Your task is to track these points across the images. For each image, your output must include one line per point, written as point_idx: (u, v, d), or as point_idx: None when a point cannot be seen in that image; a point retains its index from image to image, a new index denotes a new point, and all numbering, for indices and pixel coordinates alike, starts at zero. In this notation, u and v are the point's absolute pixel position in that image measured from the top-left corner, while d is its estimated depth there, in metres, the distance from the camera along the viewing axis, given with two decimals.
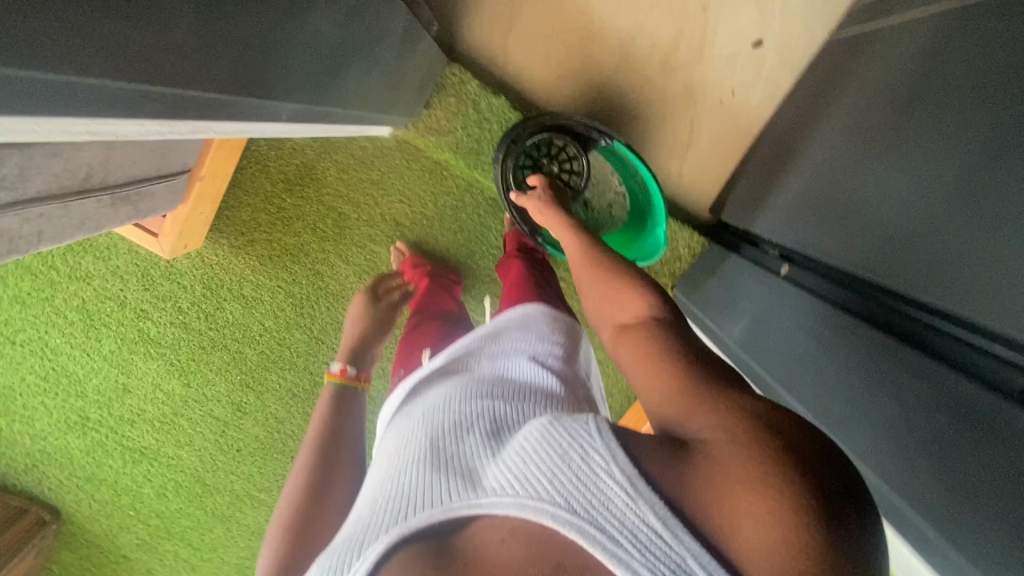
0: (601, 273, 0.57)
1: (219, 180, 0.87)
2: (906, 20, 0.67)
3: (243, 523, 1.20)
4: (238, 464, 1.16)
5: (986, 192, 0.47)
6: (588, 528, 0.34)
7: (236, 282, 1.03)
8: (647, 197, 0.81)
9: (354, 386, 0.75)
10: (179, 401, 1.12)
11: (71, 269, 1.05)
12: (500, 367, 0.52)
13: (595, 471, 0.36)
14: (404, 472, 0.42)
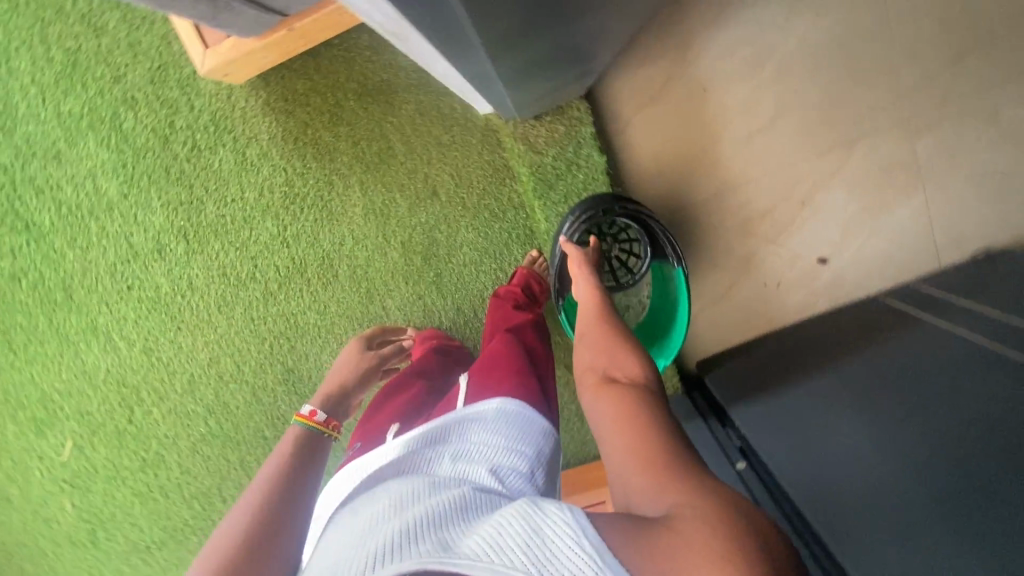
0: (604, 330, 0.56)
1: (303, 41, 0.79)
2: (941, 325, 0.71)
3: (86, 355, 1.08)
4: (118, 300, 1.04)
5: (943, 528, 0.49)
6: None
7: (244, 138, 0.93)
8: (666, 326, 0.81)
9: (322, 432, 0.68)
10: (103, 205, 0.99)
11: (88, 13, 0.92)
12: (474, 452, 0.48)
13: (563, 545, 0.33)
14: (360, 546, 0.36)
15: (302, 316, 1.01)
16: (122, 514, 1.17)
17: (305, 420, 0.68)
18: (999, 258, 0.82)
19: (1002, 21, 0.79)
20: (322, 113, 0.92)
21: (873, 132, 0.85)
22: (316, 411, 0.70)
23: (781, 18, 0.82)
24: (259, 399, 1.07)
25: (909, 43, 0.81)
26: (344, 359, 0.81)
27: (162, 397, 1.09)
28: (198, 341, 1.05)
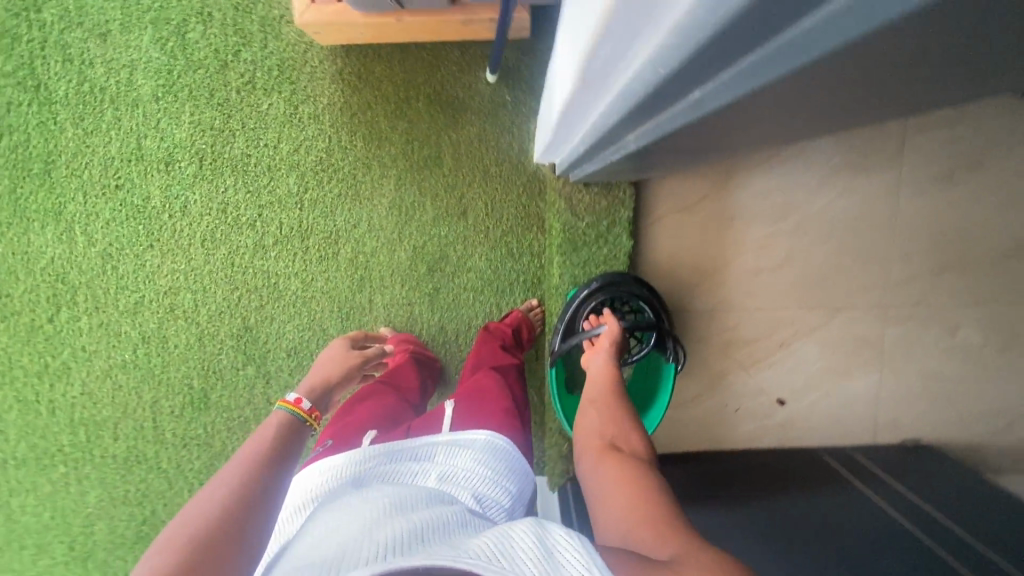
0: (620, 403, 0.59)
1: (401, 32, 0.83)
2: (868, 493, 0.78)
3: (35, 236, 0.99)
4: (98, 194, 0.98)
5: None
6: None
7: (302, 94, 0.93)
8: (644, 409, 0.83)
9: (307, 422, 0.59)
10: (128, 98, 0.94)
11: None
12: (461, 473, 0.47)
13: (558, 564, 0.32)
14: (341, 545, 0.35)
15: (285, 279, 0.98)
16: None
17: (291, 405, 0.59)
18: (919, 453, 0.93)
19: (983, 255, 0.91)
20: (387, 100, 0.93)
21: (855, 308, 0.95)
22: (301, 400, 0.61)
23: (817, 183, 0.92)
24: (203, 346, 1.01)
25: (907, 247, 0.93)
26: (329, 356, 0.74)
27: (98, 307, 1.01)
28: (164, 266, 0.99)
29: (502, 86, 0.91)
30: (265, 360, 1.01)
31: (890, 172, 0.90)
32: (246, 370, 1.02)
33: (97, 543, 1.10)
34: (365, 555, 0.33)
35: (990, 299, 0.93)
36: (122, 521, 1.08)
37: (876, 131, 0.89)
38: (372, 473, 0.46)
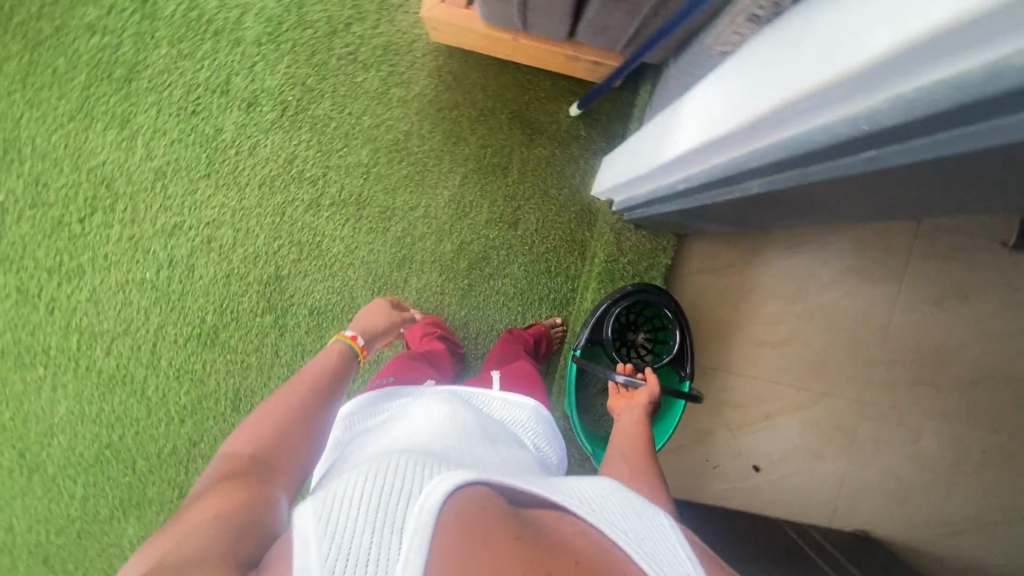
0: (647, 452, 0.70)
1: (511, 49, 0.91)
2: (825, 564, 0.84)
3: (93, 135, 1.00)
4: (172, 114, 0.99)
5: None
6: (620, 523, 0.45)
7: (397, 77, 0.99)
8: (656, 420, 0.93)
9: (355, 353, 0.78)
10: (231, 35, 0.98)
11: None
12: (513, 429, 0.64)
13: (612, 494, 0.49)
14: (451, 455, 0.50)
15: (330, 240, 1.01)
16: None
17: (351, 340, 0.79)
18: (868, 543, 1.01)
19: (953, 377, 1.03)
20: (473, 106, 1.00)
21: (837, 398, 1.05)
22: (357, 336, 0.81)
23: (829, 279, 1.02)
24: (228, 284, 1.02)
25: (891, 354, 1.04)
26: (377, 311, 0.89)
27: (134, 220, 1.01)
28: (214, 198, 1.00)
29: (581, 122, 0.99)
30: (286, 313, 1.02)
31: (891, 285, 1.02)
32: (262, 318, 1.02)
33: (49, 457, 1.05)
34: (467, 461, 0.49)
35: (953, 419, 1.04)
36: (83, 440, 1.04)
37: (886, 249, 1.01)
38: (451, 403, 0.64)
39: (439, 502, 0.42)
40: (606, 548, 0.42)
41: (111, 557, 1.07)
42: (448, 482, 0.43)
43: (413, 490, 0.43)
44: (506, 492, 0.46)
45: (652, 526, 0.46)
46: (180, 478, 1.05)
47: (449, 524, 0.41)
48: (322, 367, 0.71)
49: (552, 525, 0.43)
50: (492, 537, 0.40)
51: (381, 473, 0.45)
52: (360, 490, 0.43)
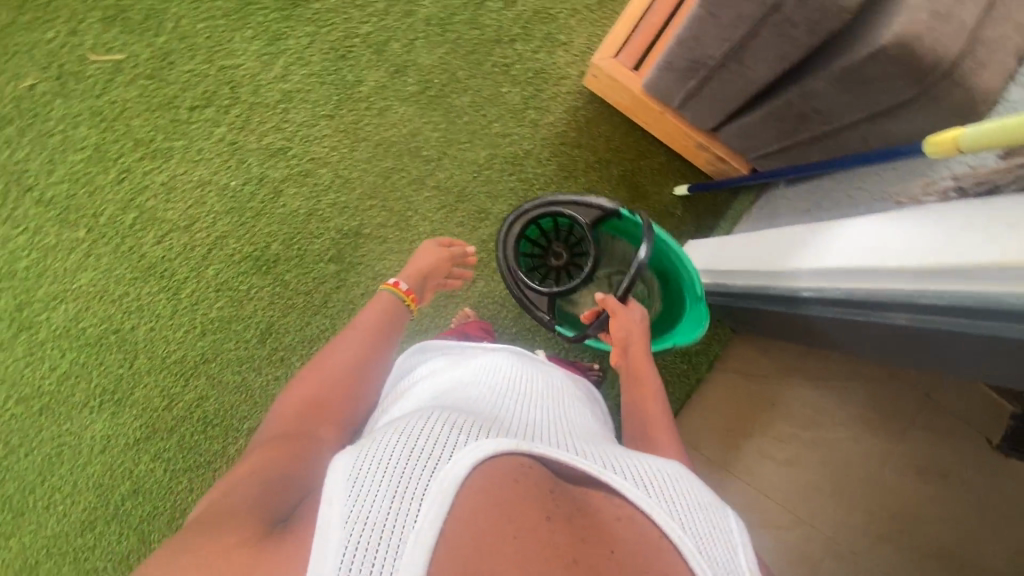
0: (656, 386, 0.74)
1: (651, 120, 1.00)
2: None
3: (238, 39, 1.01)
4: (322, 50, 1.02)
5: None
6: (668, 511, 0.46)
7: (536, 102, 1.06)
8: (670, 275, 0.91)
9: (404, 305, 0.79)
10: (405, 6, 1.03)
11: None
12: (565, 400, 0.66)
13: (667, 474, 0.50)
14: (498, 420, 0.52)
15: (419, 219, 1.03)
16: (61, 144, 0.98)
17: (393, 287, 0.79)
18: None
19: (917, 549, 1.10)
20: (595, 152, 1.07)
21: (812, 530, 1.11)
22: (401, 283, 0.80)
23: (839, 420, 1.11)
24: (306, 221, 1.02)
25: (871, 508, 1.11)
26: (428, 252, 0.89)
27: (243, 129, 1.01)
28: (327, 139, 1.02)
29: (680, 202, 1.07)
30: (350, 269, 1.02)
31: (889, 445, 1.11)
32: (326, 265, 1.02)
33: (48, 321, 0.98)
34: (514, 429, 0.51)
35: None
36: (93, 317, 0.99)
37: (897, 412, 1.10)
38: (500, 372, 0.66)
39: (475, 470, 0.42)
40: (652, 540, 0.44)
41: (63, 445, 0.99)
42: (486, 450, 0.44)
43: (449, 452, 0.43)
44: (550, 466, 0.47)
45: (708, 513, 0.48)
46: (175, 390, 1.00)
47: (485, 493, 0.42)
48: (370, 323, 0.73)
49: (597, 506, 0.45)
50: (529, 513, 0.42)
51: (419, 429, 0.45)
52: (397, 444, 0.43)
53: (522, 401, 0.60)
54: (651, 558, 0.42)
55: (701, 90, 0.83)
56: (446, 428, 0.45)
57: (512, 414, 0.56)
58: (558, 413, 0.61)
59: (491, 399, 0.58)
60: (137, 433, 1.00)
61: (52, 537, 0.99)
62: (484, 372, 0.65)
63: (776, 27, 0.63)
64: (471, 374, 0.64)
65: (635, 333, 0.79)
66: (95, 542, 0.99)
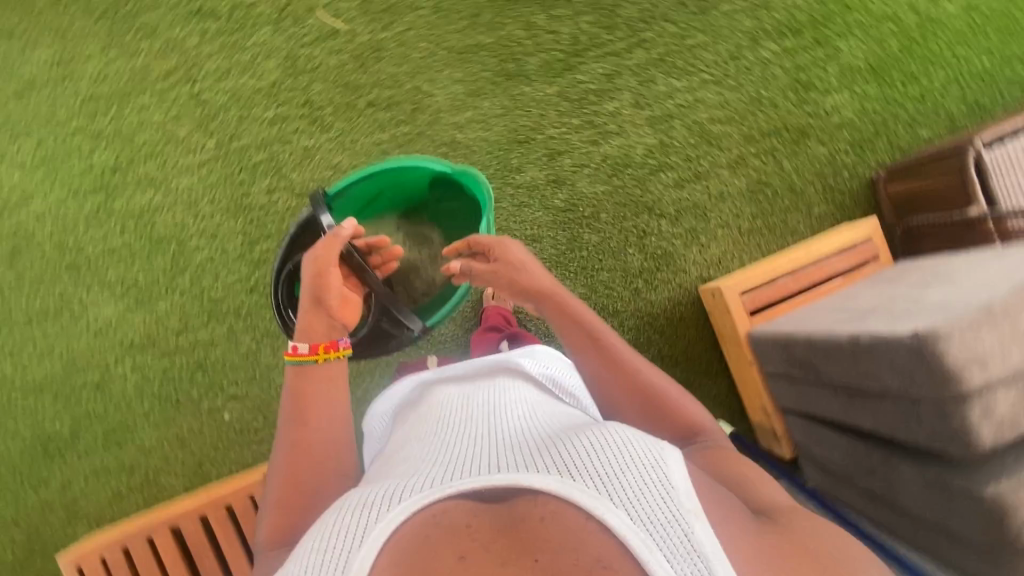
0: (564, 324, 0.71)
1: (734, 356, 1.03)
2: None
3: (445, 75, 1.05)
4: (506, 127, 1.06)
5: None
6: (594, 486, 0.48)
7: (650, 278, 1.09)
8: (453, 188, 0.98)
9: (315, 360, 0.70)
10: (595, 134, 1.08)
11: (748, 157, 1.11)
12: (535, 400, 0.68)
13: (605, 438, 0.52)
14: (430, 464, 0.55)
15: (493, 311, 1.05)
16: (245, 64, 1.00)
17: (295, 356, 0.70)
18: None
19: None
20: (669, 348, 1.09)
21: None
22: (302, 343, 0.71)
23: None
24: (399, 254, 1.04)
25: None
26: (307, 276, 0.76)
27: (400, 147, 1.04)
28: None
29: None
30: None
31: None
32: None
33: (130, 199, 0.99)
34: (443, 467, 0.53)
35: None
36: (169, 218, 0.99)
37: None
38: (463, 398, 0.69)
39: (383, 550, 0.46)
40: (582, 529, 0.46)
41: (65, 309, 0.98)
42: (392, 525, 0.47)
43: (356, 540, 0.46)
44: (470, 496, 0.50)
45: (640, 463, 0.49)
46: (194, 323, 0.99)
47: (400, 563, 0.45)
48: (289, 410, 0.66)
49: (524, 516, 0.48)
50: (444, 561, 0.46)
51: (330, 523, 0.49)
52: (309, 552, 0.47)
53: (462, 423, 0.63)
54: (583, 548, 0.45)
55: (799, 382, 0.87)
56: (353, 513, 0.49)
57: (445, 446, 0.58)
58: (501, 417, 0.63)
59: (429, 440, 0.61)
60: (135, 339, 0.99)
61: None
62: (426, 411, 0.69)
63: (903, 408, 0.67)
64: (415, 420, 0.68)
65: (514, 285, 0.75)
66: (33, 408, 0.97)
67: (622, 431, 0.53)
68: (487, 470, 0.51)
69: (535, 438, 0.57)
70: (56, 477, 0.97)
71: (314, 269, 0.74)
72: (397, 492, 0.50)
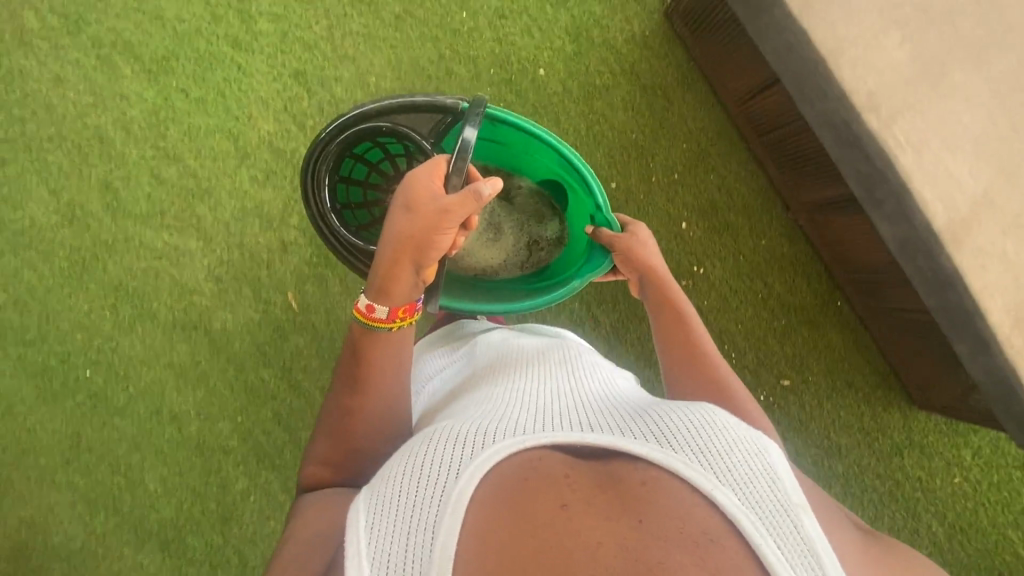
0: (662, 315, 0.83)
1: None
2: None
3: None
4: None
5: None
6: (693, 462, 0.48)
7: None
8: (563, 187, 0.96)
9: (385, 328, 0.71)
10: None
11: None
12: (611, 377, 0.70)
13: (692, 419, 0.52)
14: (510, 411, 0.56)
15: None
16: None
17: (366, 317, 0.71)
18: None
19: None
20: None
21: None
22: (375, 311, 0.71)
23: None
24: None
25: None
26: (428, 214, 0.68)
27: None
28: None
29: None
30: None
31: None
32: None
33: None
34: (519, 414, 0.55)
35: None
36: None
37: None
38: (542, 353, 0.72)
39: (481, 483, 0.47)
40: (691, 503, 0.47)
41: None
42: (490, 463, 0.48)
43: (452, 475, 0.48)
44: (570, 450, 0.51)
45: (741, 451, 0.50)
46: None
47: (495, 502, 0.46)
48: (351, 373, 0.70)
49: (622, 476, 0.49)
50: (546, 506, 0.46)
51: (421, 455, 0.51)
52: (399, 480, 0.50)
53: (541, 381, 0.64)
54: (689, 520, 0.45)
55: None
56: (442, 448, 0.50)
57: (532, 393, 0.61)
58: (584, 383, 0.65)
59: (500, 387, 0.63)
60: None
61: (223, 483, 0.99)
62: (502, 353, 0.73)
63: None
64: (486, 364, 0.72)
65: (642, 261, 0.86)
66: (204, 519, 0.99)
67: (720, 416, 0.54)
68: (578, 428, 0.52)
69: (616, 409, 0.57)
70: (145, 558, 0.99)
71: (435, 228, 0.68)
72: (489, 431, 0.51)
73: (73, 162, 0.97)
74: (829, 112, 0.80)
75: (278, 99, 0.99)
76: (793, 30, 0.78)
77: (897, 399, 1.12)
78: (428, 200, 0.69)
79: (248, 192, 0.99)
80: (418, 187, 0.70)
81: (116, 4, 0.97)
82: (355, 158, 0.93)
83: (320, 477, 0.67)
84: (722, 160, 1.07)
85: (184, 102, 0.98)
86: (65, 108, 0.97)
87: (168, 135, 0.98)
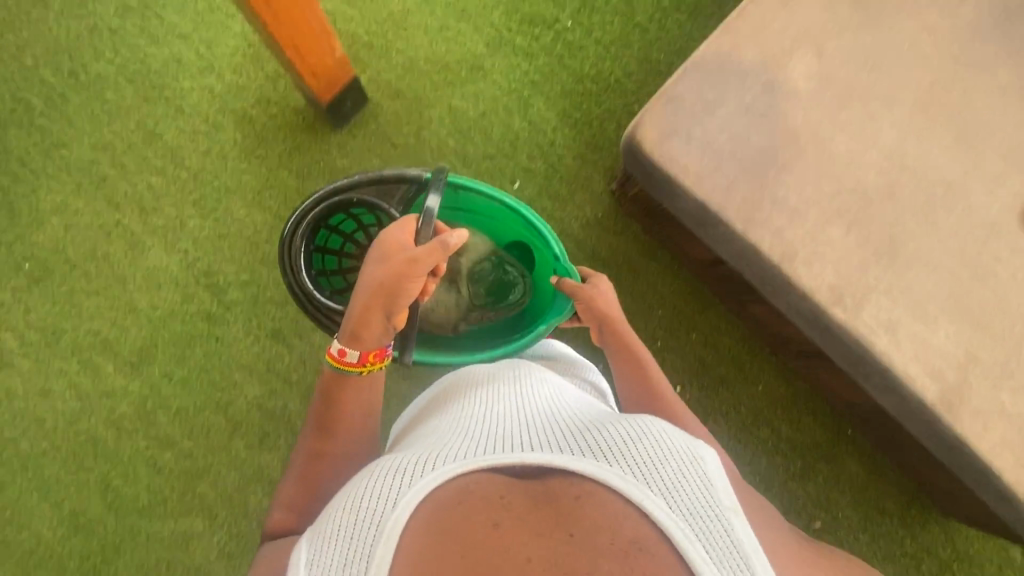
0: (622, 358, 0.79)
1: None
2: None
3: None
4: None
5: None
6: (624, 471, 0.49)
7: None
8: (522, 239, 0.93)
9: (354, 372, 0.71)
10: None
11: None
12: (569, 387, 0.69)
13: (632, 429, 0.52)
14: (456, 434, 0.56)
15: None
16: None
17: (338, 360, 0.70)
18: None
19: None
20: None
21: None
22: (345, 355, 0.70)
23: None
24: None
25: None
26: (396, 264, 0.65)
27: None
28: None
29: None
30: None
31: None
32: None
33: None
34: (463, 437, 0.55)
35: None
36: None
37: None
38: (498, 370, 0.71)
39: (418, 511, 0.48)
40: (621, 512, 0.47)
41: None
42: (429, 489, 0.49)
43: (389, 503, 0.48)
44: (508, 471, 0.51)
45: (677, 459, 0.50)
46: None
47: (430, 532, 0.47)
48: (318, 419, 0.70)
49: (559, 494, 0.49)
50: (478, 529, 0.47)
51: (364, 486, 0.51)
52: (341, 512, 0.49)
53: (492, 399, 0.63)
54: (619, 531, 0.46)
55: None
56: (383, 478, 0.50)
57: (484, 412, 0.60)
58: (538, 394, 0.64)
59: (452, 411, 0.63)
60: None
61: None
62: (462, 378, 0.72)
63: None
64: (446, 393, 0.71)
65: (599, 307, 0.82)
66: None
67: (661, 426, 0.53)
68: (520, 448, 0.52)
69: (562, 422, 0.57)
70: None
71: (398, 277, 0.65)
72: (432, 457, 0.51)
73: (71, 470, 0.97)
74: (795, 307, 0.82)
75: (259, 362, 1.00)
76: (740, 242, 0.80)
77: (932, 513, 1.10)
78: (398, 250, 0.67)
79: (245, 459, 0.99)
80: (388, 238, 0.68)
81: (91, 307, 1.00)
82: (328, 230, 0.93)
83: (285, 514, 0.65)
84: (699, 318, 1.09)
85: (170, 385, 0.99)
86: (56, 418, 0.98)
87: (159, 420, 0.99)
